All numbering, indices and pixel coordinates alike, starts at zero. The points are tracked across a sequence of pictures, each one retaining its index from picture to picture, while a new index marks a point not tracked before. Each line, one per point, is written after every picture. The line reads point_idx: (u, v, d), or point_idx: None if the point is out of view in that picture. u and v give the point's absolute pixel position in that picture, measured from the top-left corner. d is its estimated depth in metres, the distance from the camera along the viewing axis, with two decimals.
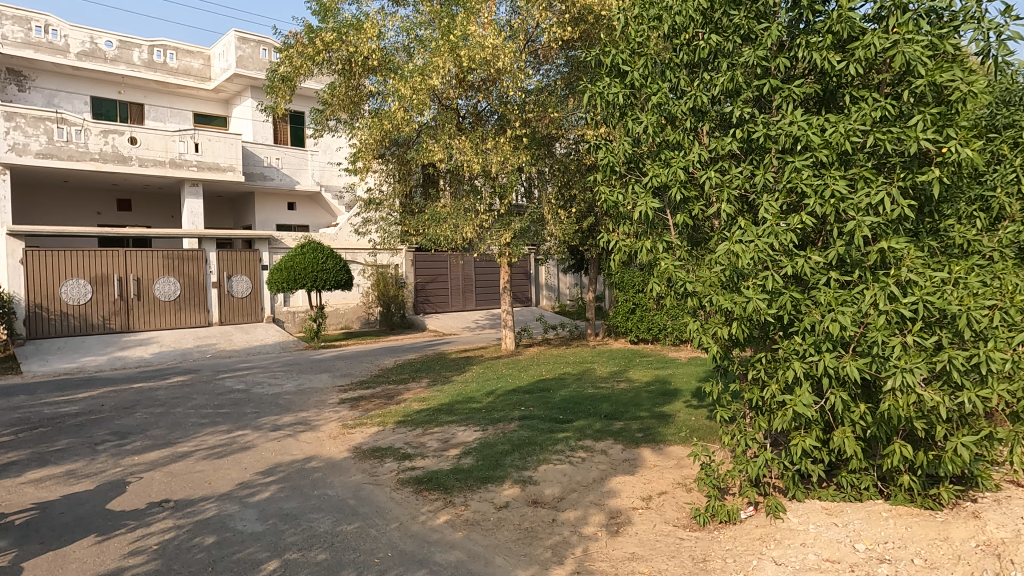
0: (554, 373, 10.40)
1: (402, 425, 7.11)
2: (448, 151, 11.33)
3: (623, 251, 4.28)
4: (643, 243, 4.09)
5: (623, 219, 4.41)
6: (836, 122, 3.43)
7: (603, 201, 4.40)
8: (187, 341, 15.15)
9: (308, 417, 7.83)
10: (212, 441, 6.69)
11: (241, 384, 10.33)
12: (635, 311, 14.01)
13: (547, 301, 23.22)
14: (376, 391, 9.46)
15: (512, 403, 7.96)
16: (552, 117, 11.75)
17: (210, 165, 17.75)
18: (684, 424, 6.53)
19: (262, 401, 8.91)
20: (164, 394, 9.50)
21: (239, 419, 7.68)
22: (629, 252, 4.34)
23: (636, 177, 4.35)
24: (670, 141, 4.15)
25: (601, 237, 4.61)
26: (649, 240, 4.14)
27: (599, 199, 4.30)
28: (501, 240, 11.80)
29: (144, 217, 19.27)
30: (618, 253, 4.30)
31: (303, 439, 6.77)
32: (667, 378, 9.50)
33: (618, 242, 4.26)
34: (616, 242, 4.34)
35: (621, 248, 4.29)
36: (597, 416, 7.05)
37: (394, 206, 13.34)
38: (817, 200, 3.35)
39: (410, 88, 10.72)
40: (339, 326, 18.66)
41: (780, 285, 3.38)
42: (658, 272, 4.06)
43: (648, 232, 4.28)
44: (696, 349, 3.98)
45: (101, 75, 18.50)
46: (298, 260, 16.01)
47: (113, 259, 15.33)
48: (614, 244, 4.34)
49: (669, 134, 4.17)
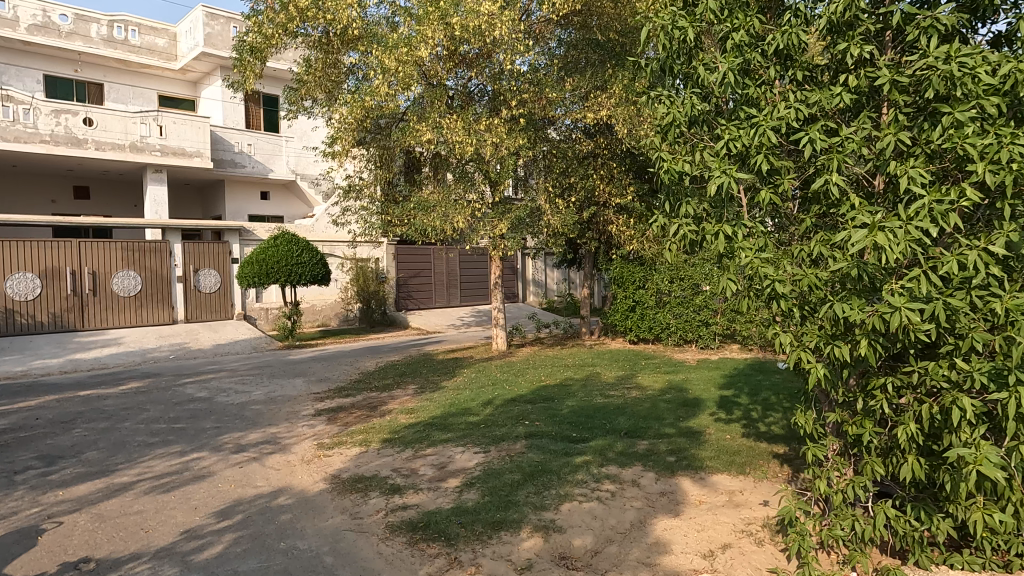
0: (556, 379, 9.44)
1: (388, 446, 6.07)
2: (438, 132, 10.27)
3: (683, 240, 3.32)
4: (717, 230, 3.13)
5: (683, 200, 3.44)
6: (1009, 60, 2.49)
7: (662, 173, 3.43)
8: (148, 341, 13.88)
9: (279, 433, 6.76)
10: (159, 467, 5.58)
11: (203, 392, 9.16)
12: (636, 308, 13.02)
13: (535, 297, 22.27)
14: (356, 400, 8.38)
15: (514, 417, 6.97)
16: (549, 98, 10.80)
17: (175, 150, 16.43)
18: (720, 446, 5.61)
19: (226, 414, 7.77)
20: (112, 405, 8.29)
21: (196, 437, 6.57)
22: (692, 241, 3.39)
23: (705, 141, 3.38)
24: (752, 95, 3.21)
25: (650, 221, 3.65)
26: (724, 224, 3.16)
27: (660, 170, 3.31)
28: (495, 231, 10.81)
29: (102, 206, 17.86)
30: (681, 242, 3.33)
31: (270, 464, 5.69)
32: (681, 384, 8.61)
33: (679, 229, 3.29)
34: (675, 228, 3.37)
35: (685, 233, 3.31)
36: (615, 433, 6.10)
37: (376, 194, 12.22)
38: (987, 165, 2.40)
39: (395, 61, 9.67)
40: (315, 324, 17.51)
41: (936, 287, 2.43)
42: (736, 267, 3.10)
43: (718, 215, 3.33)
44: (790, 368, 3.03)
45: (55, 51, 17.08)
46: (270, 253, 14.79)
47: (66, 250, 14.00)
48: (672, 230, 3.37)
49: (751, 85, 3.20)
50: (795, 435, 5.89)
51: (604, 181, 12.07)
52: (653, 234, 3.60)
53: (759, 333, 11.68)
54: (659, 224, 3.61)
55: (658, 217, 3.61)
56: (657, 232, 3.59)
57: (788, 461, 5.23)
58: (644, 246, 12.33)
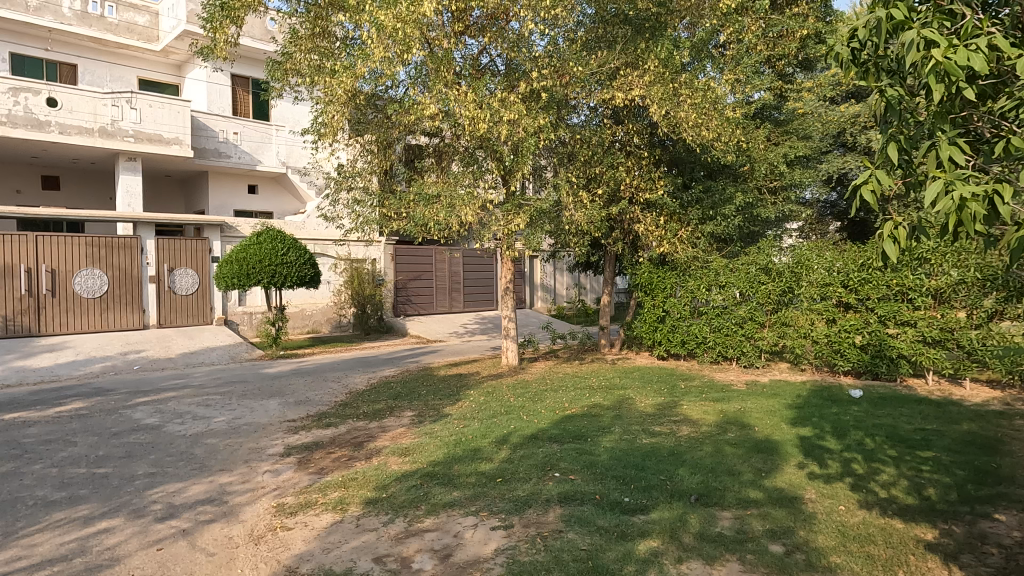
0: (582, 405, 7.86)
1: (371, 512, 4.44)
2: (444, 106, 8.66)
3: (958, 212, 2.57)
4: None
5: (944, 150, 2.73)
6: None
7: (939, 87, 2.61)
8: (112, 348, 12.28)
9: (229, 485, 5.14)
10: (45, 547, 3.94)
11: (153, 418, 7.51)
12: (665, 319, 11.53)
13: (543, 303, 20.71)
14: (338, 434, 6.73)
15: (539, 465, 5.34)
16: (573, 74, 9.32)
17: (150, 137, 14.82)
18: (838, 527, 3.98)
19: (171, 451, 6.12)
20: (34, 435, 6.64)
21: (118, 491, 4.93)
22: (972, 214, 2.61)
23: (989, 38, 2.68)
24: None
25: (861, 188, 2.93)
26: None
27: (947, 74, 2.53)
28: (509, 227, 9.19)
29: (74, 198, 16.32)
30: (952, 212, 2.57)
31: (205, 542, 4.05)
32: (738, 416, 7.03)
33: (956, 195, 2.52)
34: (937, 189, 2.62)
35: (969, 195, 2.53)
36: (682, 498, 4.49)
37: (372, 185, 10.60)
38: None
39: (393, 17, 8.03)
40: (304, 330, 15.91)
41: None
42: None
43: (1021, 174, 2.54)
44: None
45: (22, 27, 15.46)
46: (252, 251, 13.16)
47: (21, 245, 12.38)
48: (934, 192, 2.61)
49: None
50: (936, 508, 4.27)
51: (632, 173, 10.44)
52: (870, 206, 2.89)
53: (815, 351, 9.73)
54: (875, 192, 2.93)
55: (874, 179, 2.95)
56: (878, 202, 2.89)
57: (951, 558, 3.61)
58: (676, 248, 10.83)
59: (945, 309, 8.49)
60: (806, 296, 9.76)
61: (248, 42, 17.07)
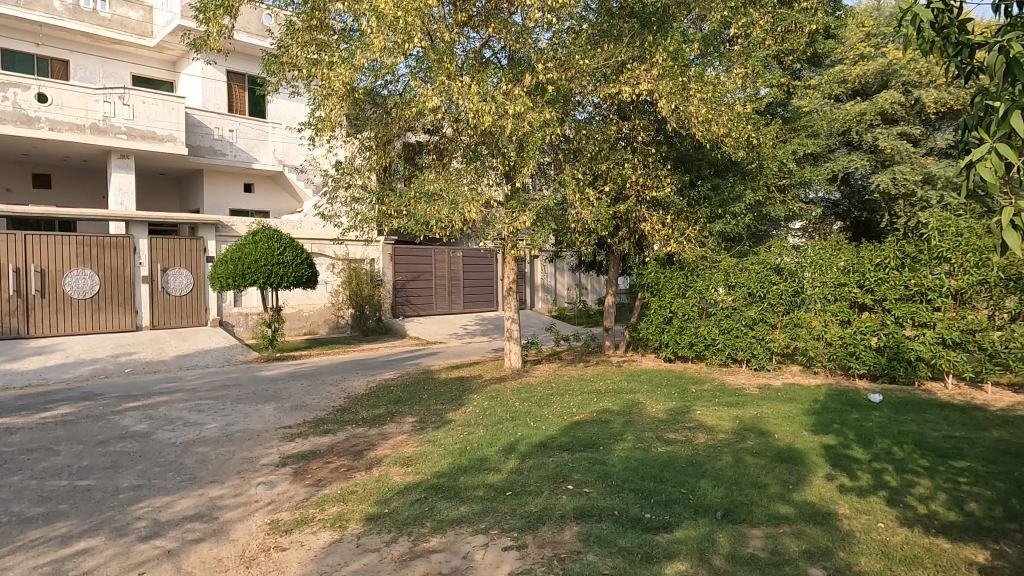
0: (591, 410, 7.53)
1: (372, 530, 4.10)
2: (446, 99, 8.34)
3: None
4: None
5: None
6: None
7: None
8: (103, 350, 11.93)
9: (220, 499, 4.80)
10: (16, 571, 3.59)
11: (142, 425, 7.17)
12: (673, 321, 11.22)
13: (544, 304, 20.41)
14: (336, 442, 6.39)
15: (551, 476, 5.01)
16: (579, 68, 9.02)
17: (143, 133, 14.46)
18: (881, 548, 3.66)
19: (159, 461, 5.78)
20: (15, 443, 6.29)
21: (100, 507, 4.59)
22: None
23: None
24: None
25: (979, 167, 2.57)
26: None
27: None
28: (513, 224, 8.86)
29: (66, 197, 15.97)
30: None
31: (191, 566, 3.71)
32: (756, 422, 6.72)
33: None
34: None
35: None
36: (708, 515, 4.16)
37: (371, 182, 10.27)
38: None
39: (393, 6, 7.71)
40: (301, 331, 15.56)
41: None
42: None
43: None
44: None
45: (13, 21, 15.10)
46: (247, 250, 12.80)
47: (9, 244, 12.01)
48: None
49: None
50: (983, 526, 3.95)
51: (640, 169, 10.10)
52: (990, 187, 2.54)
53: (828, 353, 9.43)
54: (995, 170, 2.57)
55: (995, 155, 2.57)
56: (999, 182, 2.53)
57: None
58: (684, 248, 10.54)
59: (965, 309, 8.19)
60: (819, 296, 9.46)
61: (242, 37, 16.69)
